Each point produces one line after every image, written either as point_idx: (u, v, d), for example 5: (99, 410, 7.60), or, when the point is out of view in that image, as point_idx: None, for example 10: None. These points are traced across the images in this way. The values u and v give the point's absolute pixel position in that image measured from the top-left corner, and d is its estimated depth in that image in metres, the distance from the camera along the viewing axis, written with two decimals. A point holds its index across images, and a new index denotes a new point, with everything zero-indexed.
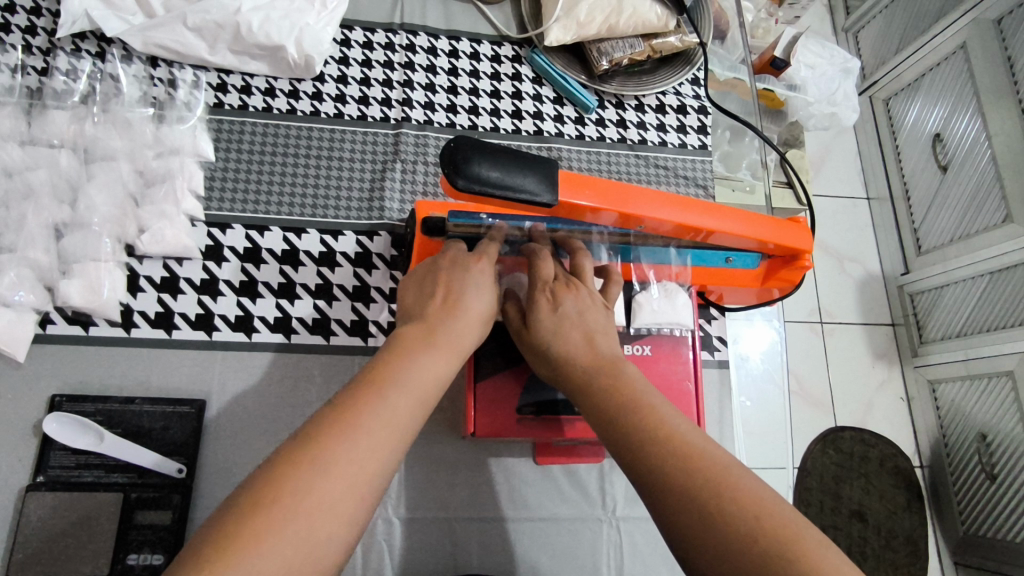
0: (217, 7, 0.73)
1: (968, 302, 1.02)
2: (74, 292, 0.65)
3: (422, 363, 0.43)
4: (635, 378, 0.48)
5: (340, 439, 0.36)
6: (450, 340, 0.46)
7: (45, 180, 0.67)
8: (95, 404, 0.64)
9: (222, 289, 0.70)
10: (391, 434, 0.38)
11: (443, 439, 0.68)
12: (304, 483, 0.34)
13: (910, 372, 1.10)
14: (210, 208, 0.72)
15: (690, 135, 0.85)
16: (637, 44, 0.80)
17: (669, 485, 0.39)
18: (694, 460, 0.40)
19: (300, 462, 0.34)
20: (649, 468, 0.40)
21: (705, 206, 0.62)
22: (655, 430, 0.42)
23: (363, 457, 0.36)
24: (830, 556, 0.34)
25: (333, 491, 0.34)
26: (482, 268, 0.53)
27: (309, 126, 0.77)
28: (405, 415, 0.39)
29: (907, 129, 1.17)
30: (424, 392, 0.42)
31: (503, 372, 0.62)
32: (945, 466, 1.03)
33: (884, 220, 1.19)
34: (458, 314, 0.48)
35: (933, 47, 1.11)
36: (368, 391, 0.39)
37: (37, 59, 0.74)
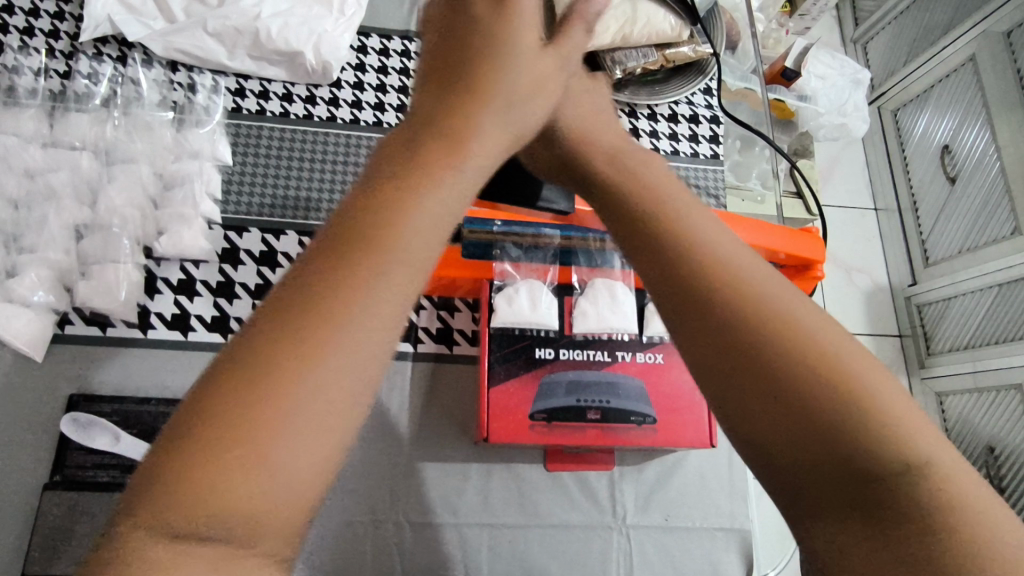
0: (237, 14, 0.74)
1: (975, 315, 1.03)
2: (92, 293, 0.66)
3: (389, 253, 0.29)
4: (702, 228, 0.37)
5: (325, 324, 0.27)
6: (461, 157, 0.34)
7: (66, 182, 0.69)
8: (112, 404, 0.65)
9: (238, 292, 0.70)
10: (340, 364, 0.27)
11: (454, 445, 0.69)
12: (271, 398, 0.26)
13: (916, 382, 1.11)
14: (227, 211, 0.73)
15: (702, 145, 0.85)
16: (650, 53, 0.82)
17: (763, 391, 0.31)
18: (816, 357, 0.31)
19: (252, 376, 0.26)
20: (752, 395, 0.32)
21: (715, 214, 0.63)
22: (765, 312, 0.33)
23: (346, 358, 0.27)
24: (962, 479, 0.29)
25: (305, 400, 0.26)
26: (498, 35, 0.40)
27: (326, 131, 0.77)
28: (386, 310, 0.29)
29: (915, 140, 1.18)
30: (413, 273, 0.30)
31: (517, 379, 0.63)
32: None
33: (891, 232, 1.19)
34: (478, 109, 0.36)
35: (942, 58, 1.12)
36: (309, 310, 0.27)
37: (59, 62, 0.75)
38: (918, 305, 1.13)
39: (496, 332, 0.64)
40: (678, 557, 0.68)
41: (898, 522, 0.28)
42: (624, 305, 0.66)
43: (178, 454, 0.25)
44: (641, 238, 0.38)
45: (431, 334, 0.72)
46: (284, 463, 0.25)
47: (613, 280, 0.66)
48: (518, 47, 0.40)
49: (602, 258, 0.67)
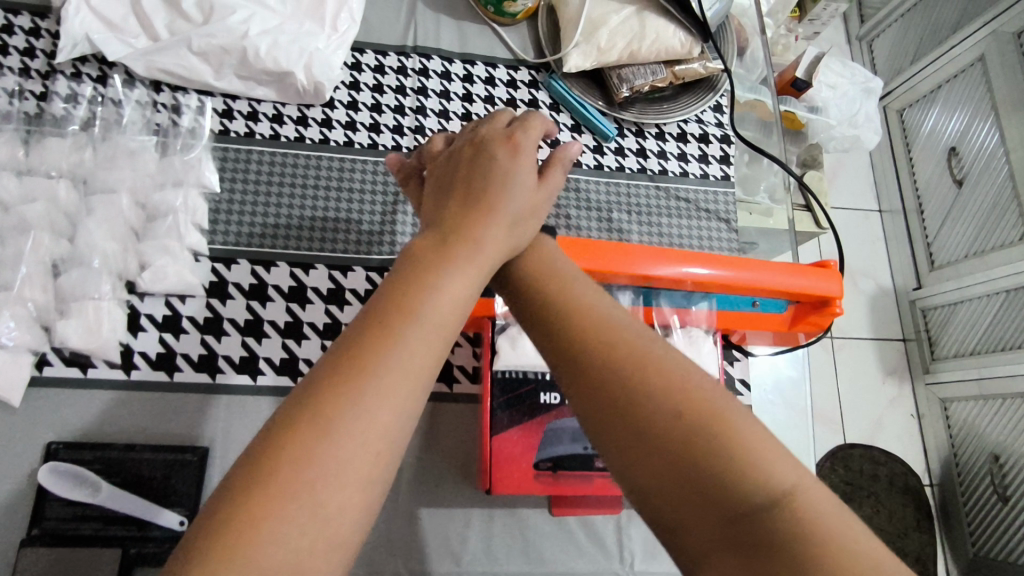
0: (224, 32, 0.69)
1: (982, 317, 1.12)
2: (72, 333, 0.62)
3: (410, 332, 0.39)
4: (588, 304, 0.46)
5: (359, 384, 0.36)
6: (470, 257, 0.44)
7: (41, 214, 0.64)
8: (95, 452, 0.61)
9: (226, 329, 0.67)
10: (376, 418, 0.35)
11: (455, 489, 0.66)
12: (312, 456, 0.33)
13: (921, 387, 1.22)
14: (214, 241, 0.69)
15: (713, 166, 0.82)
16: (659, 70, 0.77)
17: (650, 447, 0.38)
18: (681, 404, 0.39)
19: (299, 436, 0.33)
20: (635, 449, 0.39)
21: (711, 257, 0.64)
22: (637, 372, 0.41)
23: (376, 423, 0.35)
24: (812, 498, 0.35)
25: (345, 445, 0.34)
26: (502, 157, 0.52)
27: (318, 155, 0.73)
28: (406, 384, 0.37)
29: (925, 135, 1.26)
30: (426, 354, 0.39)
31: (521, 426, 0.59)
32: (957, 486, 1.14)
33: (895, 232, 1.30)
34: (490, 215, 0.48)
35: (949, 58, 1.19)
36: (348, 373, 0.36)
37: (35, 83, 0.71)
38: (922, 308, 1.24)
39: (499, 374, 0.61)
40: None
41: (767, 555, 0.33)
42: None
43: (245, 490, 0.32)
44: (554, 316, 0.46)
45: None
46: (329, 496, 0.33)
47: None
48: (524, 168, 0.52)
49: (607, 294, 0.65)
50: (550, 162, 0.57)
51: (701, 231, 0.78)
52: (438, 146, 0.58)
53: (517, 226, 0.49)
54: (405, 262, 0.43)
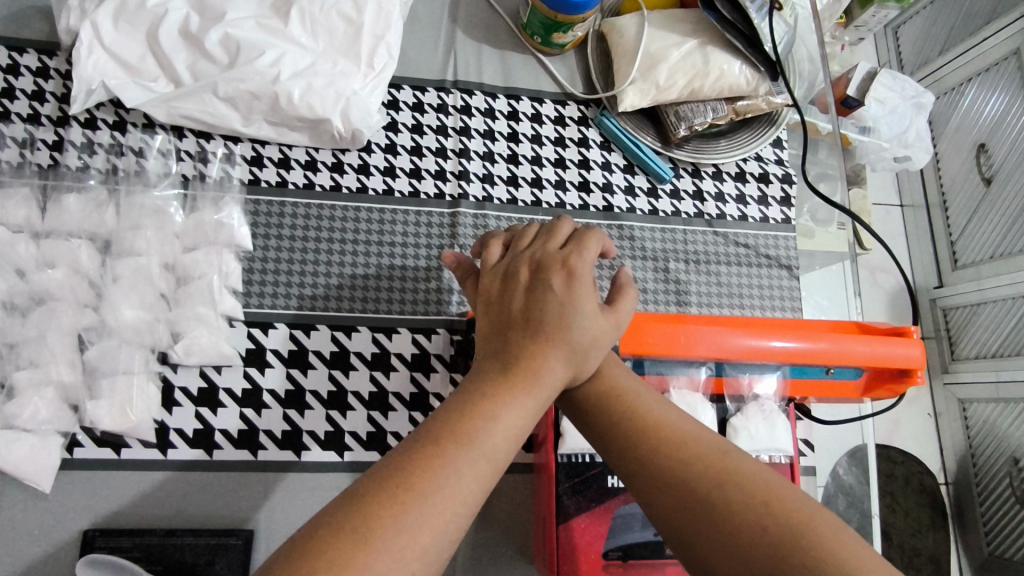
0: (253, 76, 0.63)
1: (1003, 326, 1.01)
2: (103, 414, 0.58)
3: (458, 462, 0.38)
4: (660, 411, 0.47)
5: (404, 507, 0.36)
6: (526, 392, 0.43)
7: (61, 281, 0.60)
8: (132, 539, 0.57)
9: (266, 400, 0.63)
10: (416, 545, 0.35)
11: (513, 566, 0.63)
12: (349, 567, 0.33)
13: (938, 387, 1.10)
14: (249, 304, 0.64)
15: (772, 208, 0.77)
16: (720, 107, 0.72)
17: (716, 529, 0.40)
18: (748, 490, 0.41)
19: (339, 544, 0.34)
20: (699, 537, 0.40)
21: (776, 329, 0.60)
22: (711, 481, 0.42)
23: (416, 545, 0.35)
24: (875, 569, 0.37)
25: (382, 567, 0.34)
26: (560, 286, 0.47)
27: (356, 205, 0.68)
28: (454, 509, 0.37)
29: (959, 116, 1.10)
30: (475, 482, 0.39)
31: (589, 513, 0.56)
32: (973, 486, 1.04)
33: (918, 231, 1.15)
34: (546, 351, 0.44)
35: (980, 51, 1.05)
36: (394, 493, 0.36)
37: (47, 130, 0.65)
38: (943, 308, 1.11)
39: (563, 459, 0.57)
40: None
41: None
42: (705, 417, 0.59)
43: None
44: (621, 434, 0.46)
45: None
46: None
47: (688, 392, 0.60)
48: (587, 298, 0.47)
49: (674, 367, 0.61)
50: (619, 285, 0.51)
51: (762, 279, 0.74)
52: (492, 254, 0.52)
53: (575, 362, 0.46)
54: (461, 391, 0.43)
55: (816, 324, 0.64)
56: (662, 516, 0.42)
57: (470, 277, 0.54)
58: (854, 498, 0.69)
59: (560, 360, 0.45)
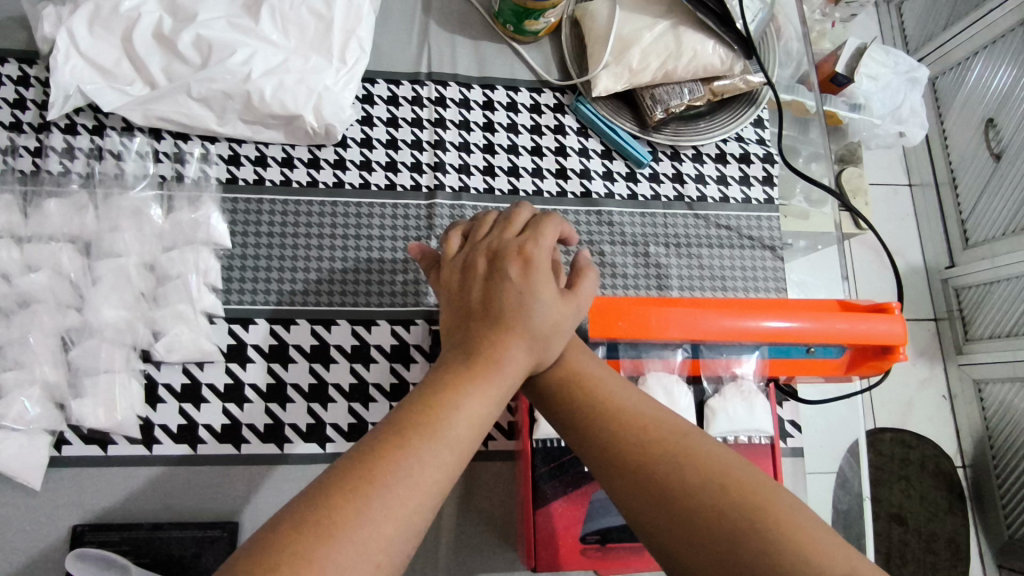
0: (225, 75, 0.64)
1: (1017, 302, 1.00)
2: (88, 412, 0.59)
3: (421, 454, 0.39)
4: (626, 398, 0.47)
5: (368, 498, 0.36)
6: (489, 380, 0.43)
7: (46, 284, 0.61)
8: (121, 533, 0.59)
9: (248, 395, 0.64)
10: (379, 538, 0.35)
11: (497, 552, 0.63)
12: (312, 562, 0.33)
13: (953, 369, 1.11)
14: (229, 301, 0.65)
15: (755, 188, 0.76)
16: (696, 89, 0.71)
17: (676, 512, 0.40)
18: (708, 473, 0.41)
19: (302, 540, 0.34)
20: (658, 521, 0.40)
21: (754, 308, 0.59)
22: (671, 464, 0.42)
23: (379, 538, 0.35)
24: (827, 547, 0.37)
25: (346, 560, 0.34)
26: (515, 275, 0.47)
27: (333, 201, 0.69)
28: (417, 501, 0.38)
29: (968, 88, 1.09)
30: (438, 472, 0.39)
31: (566, 498, 0.56)
32: (990, 466, 1.04)
33: (928, 209, 1.15)
34: (506, 339, 0.44)
35: (989, 21, 1.03)
36: (357, 487, 0.36)
37: (28, 137, 0.66)
38: (956, 288, 1.11)
39: (540, 444, 0.57)
40: None
41: None
42: (681, 401, 0.59)
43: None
44: (583, 421, 0.46)
45: None
46: None
47: (664, 374, 0.60)
48: (544, 284, 0.47)
49: (650, 350, 0.61)
50: (578, 268, 0.51)
51: (745, 262, 0.73)
52: (452, 245, 0.52)
53: (535, 349, 0.46)
54: (425, 383, 0.43)
55: (799, 301, 0.63)
56: (625, 502, 0.42)
57: (433, 268, 0.54)
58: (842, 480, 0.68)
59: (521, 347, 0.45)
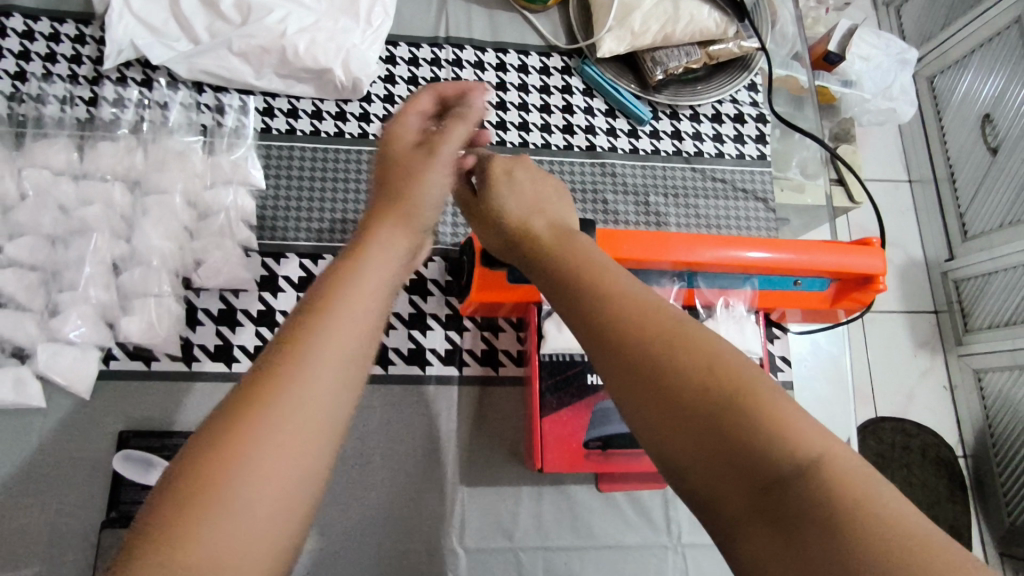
0: (263, 32, 0.71)
1: (1014, 293, 1.05)
2: (134, 329, 0.65)
3: (346, 294, 0.41)
4: (639, 301, 0.45)
5: (307, 330, 0.38)
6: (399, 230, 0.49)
7: (100, 216, 0.67)
8: (162, 439, 0.65)
9: (280, 320, 0.70)
10: (322, 365, 0.37)
11: (506, 467, 0.69)
12: (271, 388, 0.35)
13: (954, 360, 1.15)
14: (263, 237, 0.71)
15: (748, 145, 0.82)
16: (693, 52, 0.77)
17: (663, 390, 0.40)
18: (697, 361, 0.40)
19: (257, 376, 0.36)
20: (645, 398, 0.40)
21: (743, 240, 0.64)
22: (663, 349, 0.41)
23: (321, 366, 0.37)
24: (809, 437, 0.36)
25: (295, 384, 0.36)
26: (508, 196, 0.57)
27: (358, 149, 0.75)
28: (351, 332, 0.40)
29: (959, 100, 1.17)
30: (364, 310, 0.42)
31: (570, 407, 0.61)
32: (990, 455, 1.07)
33: (927, 205, 1.22)
34: (395, 213, 0.49)
35: (983, 21, 1.11)
36: (299, 324, 0.39)
37: (84, 89, 0.73)
38: (956, 281, 1.16)
39: (546, 358, 0.63)
40: None
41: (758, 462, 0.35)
42: None
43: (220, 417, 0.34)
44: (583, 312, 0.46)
45: (476, 356, 0.72)
46: (281, 425, 0.34)
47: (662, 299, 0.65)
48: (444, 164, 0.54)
49: (649, 278, 0.66)
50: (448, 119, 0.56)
51: (738, 212, 0.79)
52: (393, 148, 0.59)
53: (523, 248, 0.54)
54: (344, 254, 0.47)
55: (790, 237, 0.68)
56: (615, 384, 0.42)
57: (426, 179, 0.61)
58: (826, 410, 0.73)
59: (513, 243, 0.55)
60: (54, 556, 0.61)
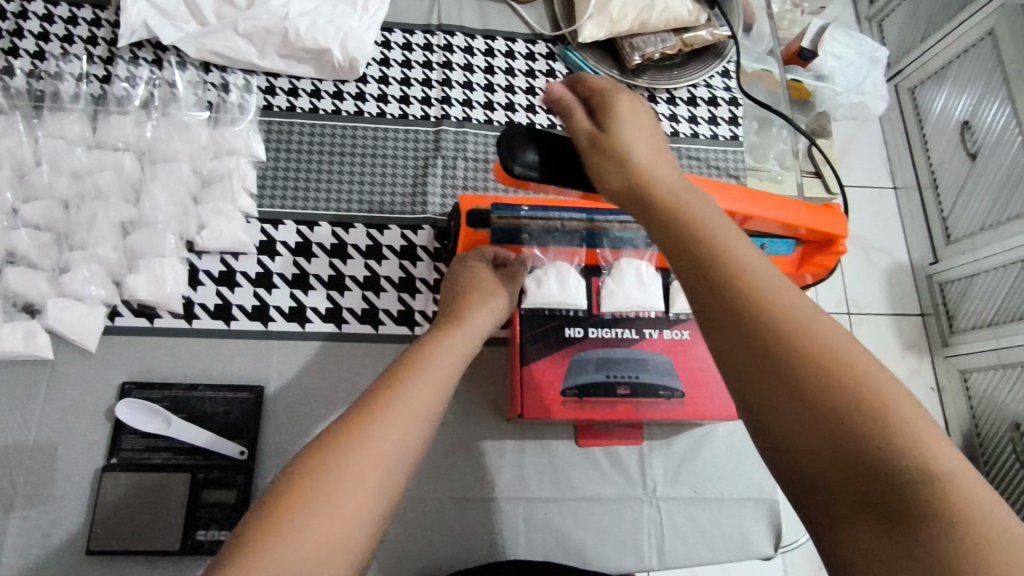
0: (268, 14, 0.76)
1: (999, 294, 1.05)
2: (141, 286, 0.69)
3: (433, 356, 0.51)
4: (757, 268, 0.38)
5: (394, 388, 0.46)
6: (483, 295, 0.61)
7: (112, 181, 0.72)
8: (162, 391, 0.68)
9: (276, 282, 0.74)
10: (400, 424, 0.44)
11: (489, 422, 0.72)
12: (361, 431, 0.43)
13: (940, 361, 1.14)
14: (262, 205, 0.76)
15: (722, 127, 0.87)
16: (668, 38, 0.82)
17: (772, 368, 0.34)
18: (821, 354, 0.34)
19: (361, 415, 0.44)
20: (751, 371, 0.35)
21: (729, 191, 0.64)
22: (785, 329, 0.35)
23: (405, 425, 0.44)
24: (958, 477, 0.31)
25: (379, 437, 0.43)
26: (615, 117, 0.50)
27: (354, 125, 0.80)
28: (428, 393, 0.47)
29: (935, 117, 1.20)
30: (440, 379, 0.49)
31: (548, 357, 0.65)
32: (978, 455, 1.07)
33: (912, 211, 1.22)
34: (461, 324, 0.57)
35: (959, 34, 1.13)
36: (403, 370, 0.48)
37: (98, 67, 0.78)
38: (939, 282, 1.16)
39: (527, 312, 0.66)
40: (709, 529, 0.71)
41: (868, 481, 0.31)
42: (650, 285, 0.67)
43: (320, 450, 0.42)
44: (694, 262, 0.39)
45: None
46: (362, 469, 0.41)
47: (635, 260, 0.68)
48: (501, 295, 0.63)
49: (625, 241, 0.69)
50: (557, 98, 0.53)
51: None
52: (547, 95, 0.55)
53: (620, 177, 0.47)
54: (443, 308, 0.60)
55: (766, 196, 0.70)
56: (721, 345, 0.37)
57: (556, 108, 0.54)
58: None
59: (617, 163, 0.47)
60: (58, 497, 0.65)
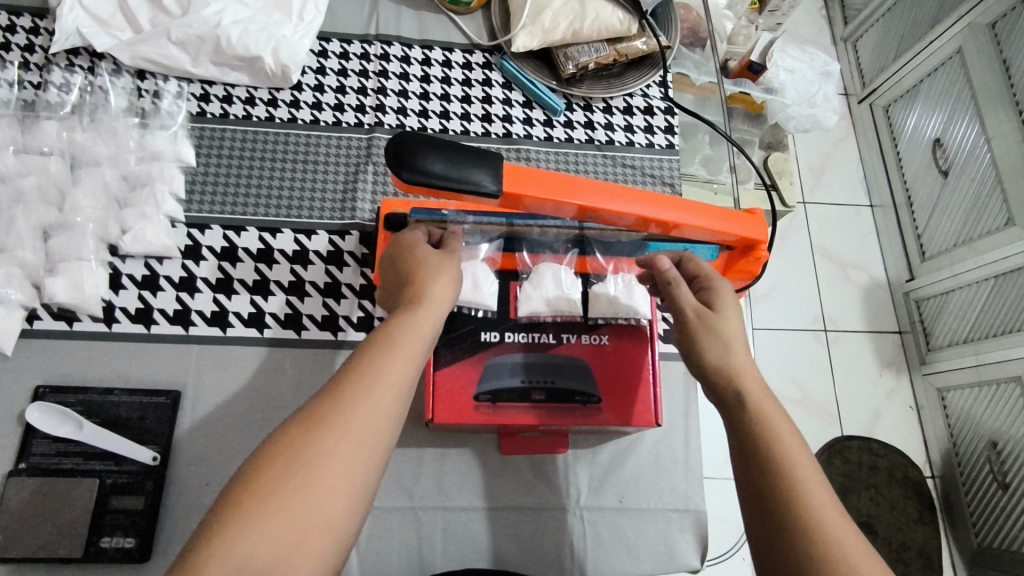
0: (199, 23, 0.77)
1: (972, 310, 1.07)
2: (60, 289, 0.68)
3: (397, 337, 0.47)
4: (799, 457, 0.45)
5: (357, 383, 0.43)
6: (449, 261, 0.55)
7: (34, 185, 0.71)
8: (76, 395, 0.67)
9: (199, 287, 0.73)
10: (364, 426, 0.42)
11: (410, 428, 0.71)
12: (322, 428, 0.41)
13: (919, 379, 1.17)
14: (190, 210, 0.76)
15: (658, 135, 0.87)
16: (602, 48, 0.83)
17: (762, 499, 0.44)
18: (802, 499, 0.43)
19: (323, 410, 0.42)
20: (748, 493, 0.45)
21: (642, 194, 0.62)
22: (781, 472, 0.44)
23: (366, 422, 0.42)
24: None
25: (341, 437, 0.41)
26: (720, 306, 0.53)
27: (286, 132, 0.80)
28: (393, 385, 0.44)
29: (908, 135, 1.23)
30: (407, 366, 0.46)
31: (462, 361, 0.64)
32: (957, 475, 1.08)
33: (888, 227, 1.26)
34: (426, 287, 0.51)
35: (930, 52, 1.16)
36: (366, 360, 0.45)
37: (33, 75, 0.79)
38: (917, 300, 1.19)
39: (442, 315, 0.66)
40: (634, 539, 0.70)
41: None
42: (568, 287, 0.67)
43: (279, 449, 0.40)
44: (730, 400, 0.49)
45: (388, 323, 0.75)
46: (322, 471, 0.39)
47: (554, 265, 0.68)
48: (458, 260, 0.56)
49: (543, 247, 0.70)
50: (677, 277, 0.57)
51: None
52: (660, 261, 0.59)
53: (721, 360, 0.50)
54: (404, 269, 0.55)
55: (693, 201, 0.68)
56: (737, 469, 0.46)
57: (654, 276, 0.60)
58: None
59: (720, 346, 0.51)
60: None
